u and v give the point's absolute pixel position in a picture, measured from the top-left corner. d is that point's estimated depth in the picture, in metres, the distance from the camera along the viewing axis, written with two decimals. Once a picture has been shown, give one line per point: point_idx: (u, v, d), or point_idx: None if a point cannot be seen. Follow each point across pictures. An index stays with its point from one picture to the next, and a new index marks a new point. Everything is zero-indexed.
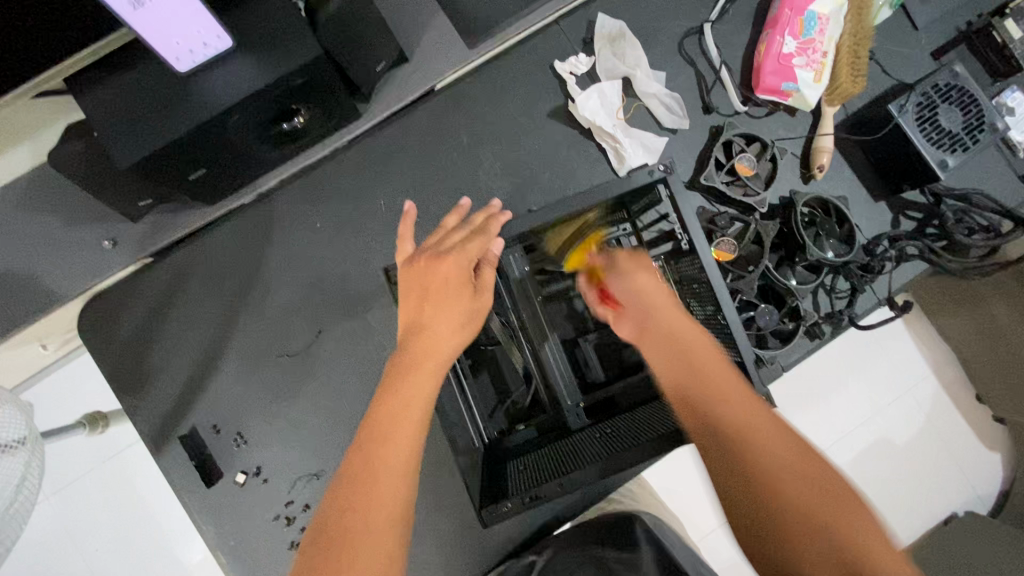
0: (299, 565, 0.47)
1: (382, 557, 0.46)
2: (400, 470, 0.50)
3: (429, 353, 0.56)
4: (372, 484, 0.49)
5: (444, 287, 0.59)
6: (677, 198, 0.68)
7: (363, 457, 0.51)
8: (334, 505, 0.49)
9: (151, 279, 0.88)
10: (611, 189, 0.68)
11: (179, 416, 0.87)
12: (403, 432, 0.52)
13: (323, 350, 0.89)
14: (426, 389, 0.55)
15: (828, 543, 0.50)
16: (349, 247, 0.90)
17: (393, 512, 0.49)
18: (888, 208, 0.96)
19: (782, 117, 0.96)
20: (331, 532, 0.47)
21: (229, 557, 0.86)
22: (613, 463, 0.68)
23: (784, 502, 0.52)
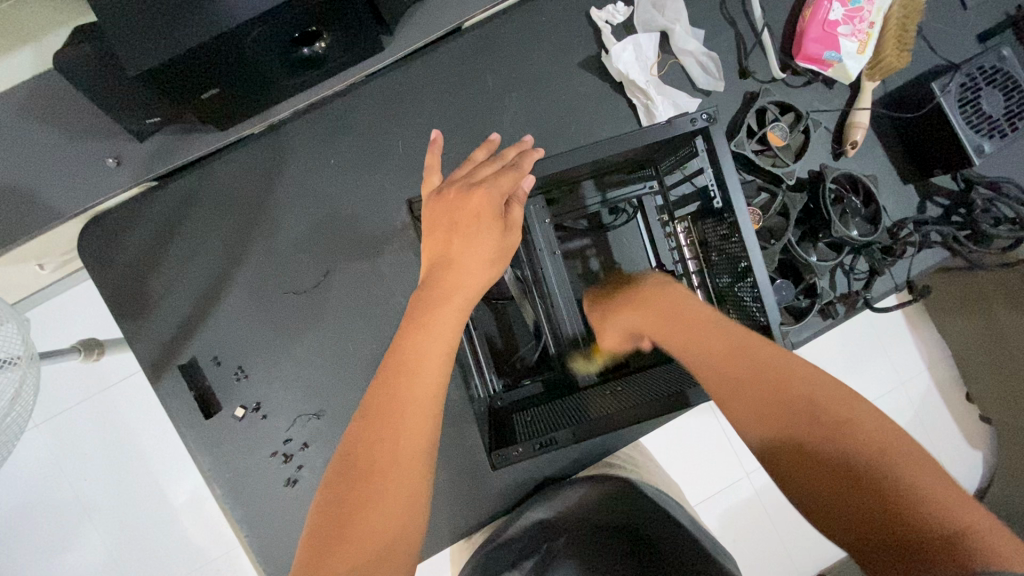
0: (323, 498, 0.47)
1: (407, 489, 0.47)
2: (423, 408, 0.49)
3: (456, 286, 0.53)
4: (396, 419, 0.48)
5: (474, 223, 0.54)
6: (715, 151, 0.64)
7: (387, 393, 0.49)
8: (357, 439, 0.48)
9: (156, 201, 0.85)
10: (646, 136, 0.65)
11: (179, 346, 0.85)
12: (429, 366, 0.50)
13: (331, 290, 0.87)
14: (451, 326, 0.52)
15: (847, 464, 0.50)
16: (362, 187, 0.87)
17: (418, 446, 0.48)
18: (916, 192, 0.94)
19: (819, 89, 0.93)
20: (355, 465, 0.46)
21: (223, 489, 0.85)
22: (625, 417, 0.67)
23: (828, 455, 0.52)
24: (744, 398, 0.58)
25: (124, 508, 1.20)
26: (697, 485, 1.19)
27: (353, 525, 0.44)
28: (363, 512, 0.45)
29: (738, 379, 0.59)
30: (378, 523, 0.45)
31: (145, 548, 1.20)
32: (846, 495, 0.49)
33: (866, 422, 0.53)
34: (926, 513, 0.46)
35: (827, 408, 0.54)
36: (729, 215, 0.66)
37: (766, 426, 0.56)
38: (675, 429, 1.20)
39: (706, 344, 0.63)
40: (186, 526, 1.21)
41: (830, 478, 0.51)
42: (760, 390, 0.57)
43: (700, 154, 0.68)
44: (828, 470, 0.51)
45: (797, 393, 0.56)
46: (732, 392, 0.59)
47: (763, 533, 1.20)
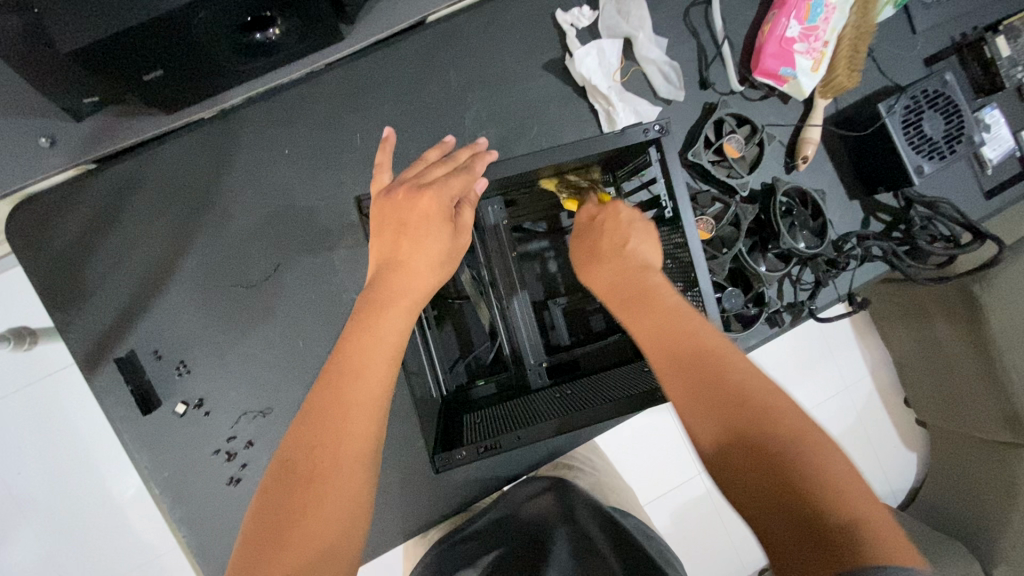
0: (259, 504, 0.45)
1: (350, 493, 0.45)
2: (367, 412, 0.47)
3: (404, 291, 0.50)
4: (339, 423, 0.46)
5: (425, 224, 0.51)
6: (667, 159, 0.65)
7: (330, 395, 0.47)
8: (297, 442, 0.46)
9: (96, 185, 0.81)
10: (601, 143, 0.65)
11: (116, 338, 0.81)
12: (375, 370, 0.48)
13: (282, 285, 0.84)
14: (397, 331, 0.50)
15: (777, 456, 0.42)
16: (318, 179, 0.85)
17: (363, 449, 0.47)
18: (860, 208, 0.98)
19: (775, 104, 0.95)
20: (296, 470, 0.45)
21: (161, 488, 0.82)
22: (572, 423, 0.67)
23: (755, 438, 0.44)
24: (678, 372, 0.50)
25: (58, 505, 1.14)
26: (649, 482, 1.22)
27: (291, 532, 0.43)
28: (303, 519, 0.43)
29: (670, 336, 0.52)
30: (318, 530, 0.43)
31: (79, 547, 1.15)
32: (757, 471, 0.42)
33: (795, 415, 0.45)
34: (837, 512, 0.39)
35: (757, 396, 0.46)
36: (678, 224, 0.68)
37: (704, 409, 0.47)
38: (629, 430, 1.22)
39: (650, 310, 0.56)
40: (125, 524, 1.16)
41: (740, 440, 0.44)
42: (691, 359, 0.50)
43: (653, 164, 0.69)
44: (738, 427, 0.45)
45: (731, 371, 0.48)
46: (663, 348, 0.52)
47: (708, 531, 1.24)
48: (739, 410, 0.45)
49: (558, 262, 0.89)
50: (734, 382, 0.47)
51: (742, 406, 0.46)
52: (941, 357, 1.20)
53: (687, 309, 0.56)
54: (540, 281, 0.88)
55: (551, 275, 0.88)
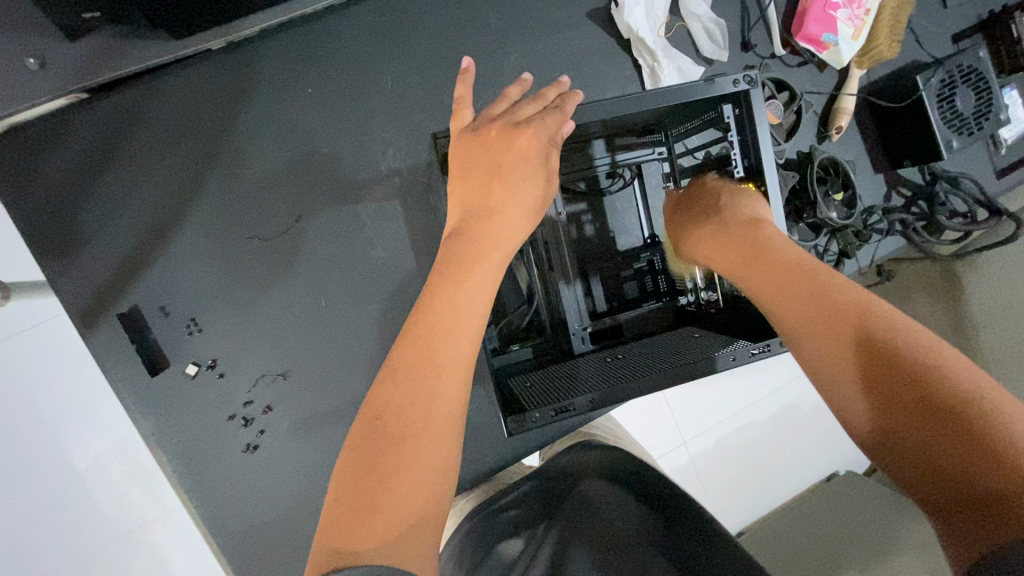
0: (345, 463, 0.42)
1: (440, 455, 0.43)
2: (457, 370, 0.44)
3: (495, 241, 0.45)
4: (429, 382, 0.43)
5: (519, 167, 0.46)
6: (751, 115, 0.63)
7: (420, 352, 0.43)
8: (383, 401, 0.43)
9: (93, 118, 0.71)
10: (687, 94, 0.61)
11: (116, 291, 0.72)
12: (464, 327, 0.44)
13: (304, 238, 0.78)
14: (487, 286, 0.45)
15: (913, 391, 0.41)
16: (344, 124, 0.78)
17: (452, 410, 0.44)
18: (885, 180, 0.99)
19: (812, 71, 0.94)
20: (386, 430, 0.42)
21: (170, 454, 0.75)
22: (640, 387, 0.64)
23: (883, 378, 0.43)
24: (798, 323, 0.51)
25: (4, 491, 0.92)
26: (658, 444, 1.21)
27: (383, 494, 0.40)
28: (394, 482, 0.41)
29: (794, 294, 0.53)
30: (410, 493, 0.41)
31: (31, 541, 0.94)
32: (898, 412, 0.41)
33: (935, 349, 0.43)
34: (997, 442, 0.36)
35: (885, 335, 0.45)
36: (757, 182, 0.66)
37: (825, 354, 0.48)
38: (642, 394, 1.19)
39: (769, 271, 0.56)
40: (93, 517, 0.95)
41: (877, 379, 0.43)
42: (827, 314, 0.49)
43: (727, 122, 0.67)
44: (871, 365, 0.44)
45: (855, 313, 0.48)
46: (793, 304, 0.52)
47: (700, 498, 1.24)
48: (864, 348, 0.45)
49: (594, 226, 0.85)
50: (855, 324, 0.47)
51: (868, 345, 0.45)
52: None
53: (808, 264, 0.55)
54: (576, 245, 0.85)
55: (587, 238, 0.84)
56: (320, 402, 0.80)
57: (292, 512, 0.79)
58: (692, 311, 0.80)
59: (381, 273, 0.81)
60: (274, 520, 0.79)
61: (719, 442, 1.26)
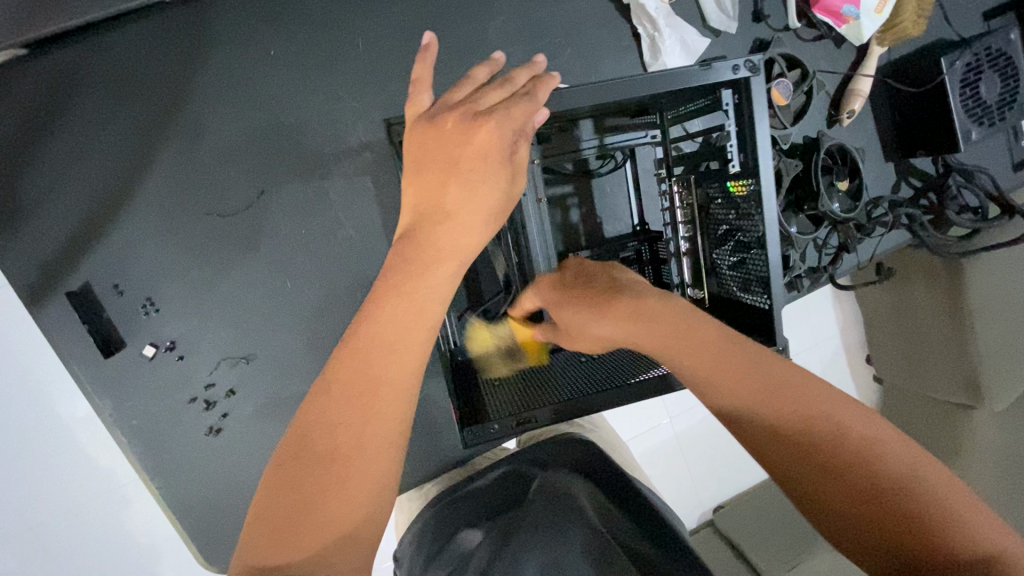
0: (271, 479, 0.39)
1: (376, 476, 0.39)
2: (399, 388, 0.40)
3: (449, 248, 0.42)
4: (366, 400, 0.39)
5: (479, 165, 0.43)
6: (751, 105, 0.59)
7: (358, 368, 0.39)
8: (316, 415, 0.39)
9: (29, 75, 0.64)
10: (681, 80, 0.57)
11: (64, 268, 0.68)
12: (409, 339, 0.41)
13: (268, 216, 0.73)
14: (439, 298, 0.42)
15: (875, 484, 0.39)
16: (311, 92, 0.72)
17: (393, 428, 0.40)
18: (895, 170, 0.93)
19: (827, 47, 0.86)
20: (314, 448, 0.38)
21: (129, 436, 0.73)
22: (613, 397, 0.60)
23: (846, 461, 0.40)
24: (746, 394, 0.44)
25: None
26: (634, 424, 1.18)
27: (307, 517, 0.37)
28: (322, 502, 0.37)
29: (727, 364, 0.46)
30: (339, 515, 0.38)
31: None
32: (854, 504, 0.39)
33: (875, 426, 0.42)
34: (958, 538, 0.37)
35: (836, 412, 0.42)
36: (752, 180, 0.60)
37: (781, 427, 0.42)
38: None
39: (695, 345, 0.47)
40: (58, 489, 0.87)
41: (836, 463, 0.40)
42: (773, 395, 0.44)
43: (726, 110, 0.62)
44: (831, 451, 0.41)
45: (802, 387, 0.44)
46: (737, 379, 0.45)
47: (673, 476, 1.22)
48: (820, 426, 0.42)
49: (580, 212, 0.81)
50: (809, 399, 0.43)
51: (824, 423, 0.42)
52: (910, 322, 1.15)
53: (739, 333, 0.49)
54: (560, 230, 0.80)
55: (571, 225, 0.81)
56: (285, 387, 0.77)
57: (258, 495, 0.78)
58: None
59: (351, 254, 0.76)
60: (238, 503, 0.77)
61: (703, 420, 1.24)
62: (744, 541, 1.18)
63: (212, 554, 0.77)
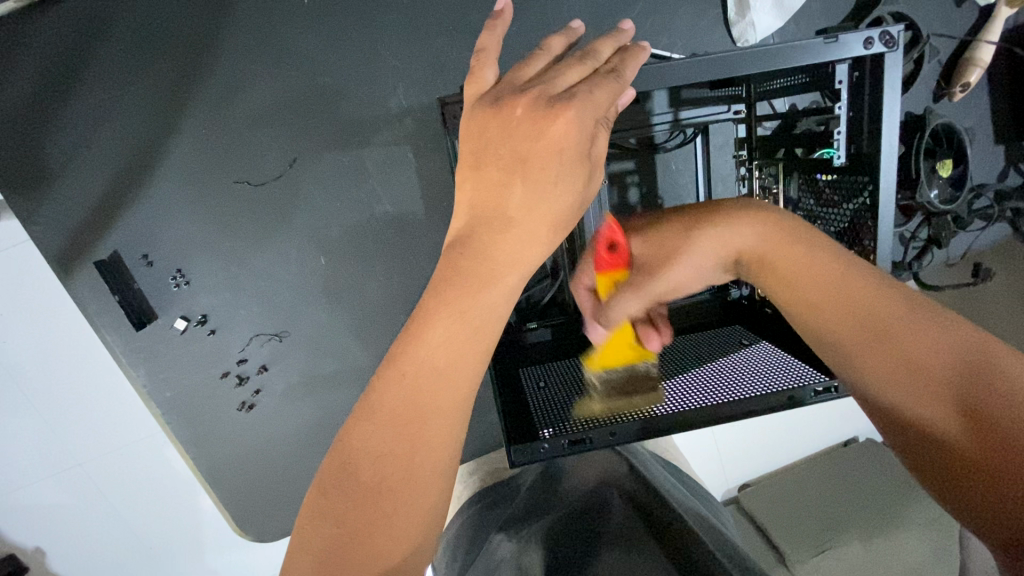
0: (312, 508, 0.35)
1: (424, 508, 0.36)
2: (449, 415, 0.36)
3: (510, 260, 0.37)
4: (415, 429, 0.35)
5: (551, 162, 0.36)
6: (876, 85, 0.48)
7: (404, 394, 0.35)
8: (358, 444, 0.35)
9: (44, 23, 0.59)
10: (795, 54, 0.46)
11: (94, 235, 0.65)
12: (463, 362, 0.36)
13: (301, 186, 0.67)
14: (498, 314, 0.37)
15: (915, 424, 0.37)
16: (348, 48, 0.64)
17: (441, 459, 0.36)
18: (1004, 155, 0.81)
19: (944, 6, 0.73)
20: (357, 479, 0.34)
21: (163, 409, 0.71)
22: (680, 417, 0.54)
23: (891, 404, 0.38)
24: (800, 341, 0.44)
25: None
26: None
27: (352, 553, 0.34)
28: (366, 539, 0.34)
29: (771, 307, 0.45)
30: (385, 551, 0.34)
31: None
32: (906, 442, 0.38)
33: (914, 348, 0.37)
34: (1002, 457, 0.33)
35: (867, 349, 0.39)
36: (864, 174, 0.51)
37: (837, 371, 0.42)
38: None
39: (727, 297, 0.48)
40: (97, 441, 0.88)
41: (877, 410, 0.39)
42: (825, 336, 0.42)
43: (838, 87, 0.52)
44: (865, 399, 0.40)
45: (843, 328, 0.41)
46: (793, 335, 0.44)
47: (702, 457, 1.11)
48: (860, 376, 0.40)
49: (639, 191, 0.75)
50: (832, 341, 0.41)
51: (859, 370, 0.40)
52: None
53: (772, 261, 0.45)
54: (616, 211, 0.74)
55: (629, 206, 0.74)
56: (317, 365, 0.74)
57: (290, 469, 0.77)
58: (743, 307, 0.69)
59: (388, 229, 0.71)
60: (273, 476, 0.77)
61: None
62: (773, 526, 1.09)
63: (247, 522, 0.78)
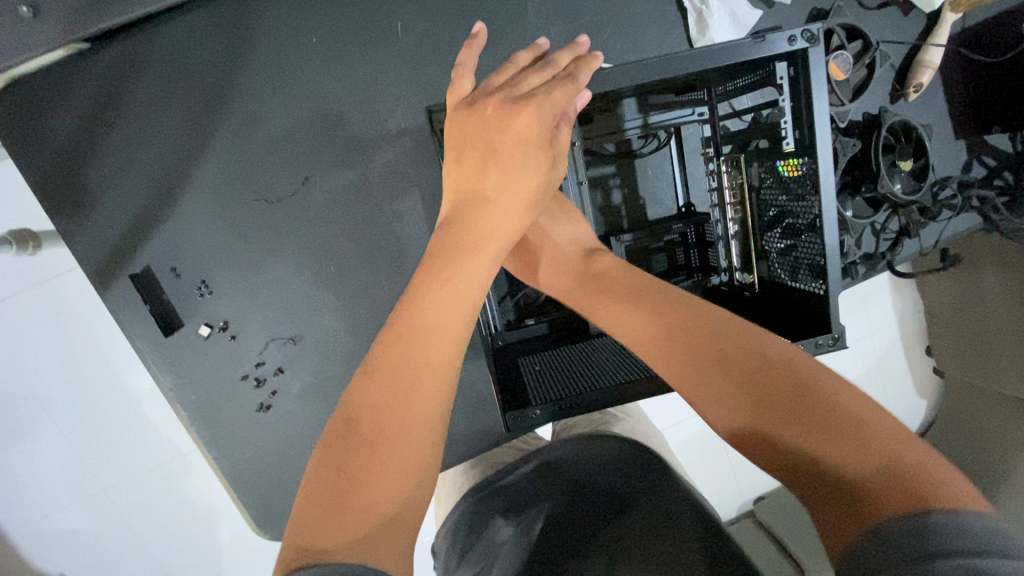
0: (319, 461, 0.40)
1: (417, 454, 0.41)
2: (439, 369, 0.43)
3: (489, 233, 0.46)
4: (409, 383, 0.41)
5: (518, 151, 0.47)
6: (808, 82, 0.56)
7: (399, 352, 0.42)
8: (362, 399, 0.41)
9: (90, 68, 0.68)
10: (732, 56, 0.55)
11: (128, 251, 0.72)
12: (450, 324, 0.43)
13: (311, 201, 0.75)
14: (479, 282, 0.45)
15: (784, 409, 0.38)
16: (352, 79, 0.73)
17: (432, 410, 0.42)
18: (965, 148, 0.86)
19: (892, 16, 0.80)
20: (360, 430, 0.40)
21: (188, 411, 0.77)
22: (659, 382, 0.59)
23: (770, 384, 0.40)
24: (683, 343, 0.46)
25: (36, 435, 0.98)
26: (676, 408, 1.16)
27: (355, 494, 0.38)
28: (366, 484, 0.39)
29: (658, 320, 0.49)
30: (381, 499, 0.39)
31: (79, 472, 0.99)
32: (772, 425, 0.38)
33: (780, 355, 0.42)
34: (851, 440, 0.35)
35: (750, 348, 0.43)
36: (808, 159, 0.58)
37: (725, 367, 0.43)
38: None
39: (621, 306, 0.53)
40: None
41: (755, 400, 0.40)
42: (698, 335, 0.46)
43: (782, 84, 0.59)
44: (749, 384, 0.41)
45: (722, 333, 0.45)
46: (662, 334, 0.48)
47: (702, 463, 1.17)
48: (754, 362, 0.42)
49: (622, 193, 0.81)
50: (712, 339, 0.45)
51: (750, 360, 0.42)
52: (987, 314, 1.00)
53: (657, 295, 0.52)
54: (600, 213, 0.80)
55: (613, 207, 0.80)
56: (329, 368, 0.80)
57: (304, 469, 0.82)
58: (724, 291, 0.74)
59: (389, 237, 0.77)
60: (289, 475, 0.82)
61: None
62: (785, 534, 1.10)
63: (265, 521, 0.82)
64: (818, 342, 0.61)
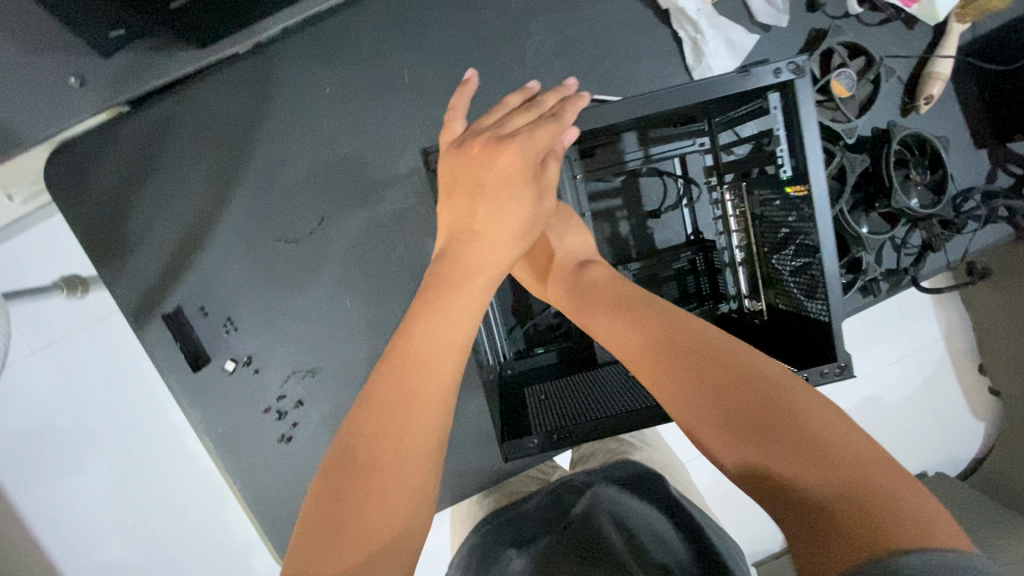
0: (317, 489, 0.41)
1: (412, 484, 0.42)
2: (434, 399, 0.43)
3: (479, 266, 0.49)
4: (404, 410, 0.42)
5: (503, 185, 0.50)
6: (798, 112, 0.56)
7: (395, 381, 0.43)
8: (360, 427, 0.42)
9: (129, 126, 0.75)
10: (719, 87, 0.56)
11: (163, 292, 0.77)
12: (444, 353, 0.45)
13: (328, 239, 0.79)
14: (469, 313, 0.47)
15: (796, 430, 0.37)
16: (364, 125, 0.77)
17: (428, 440, 0.43)
18: (987, 158, 0.83)
19: (895, 31, 0.80)
20: (356, 458, 0.41)
21: (216, 443, 0.81)
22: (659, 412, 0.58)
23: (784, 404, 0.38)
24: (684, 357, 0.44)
25: (83, 470, 1.03)
26: None
27: (351, 522, 0.39)
28: (360, 514, 0.39)
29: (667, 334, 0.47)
30: (376, 528, 0.39)
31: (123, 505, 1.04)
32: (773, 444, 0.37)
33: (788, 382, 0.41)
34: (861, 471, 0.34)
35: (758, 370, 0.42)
36: (801, 185, 0.58)
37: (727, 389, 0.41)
38: None
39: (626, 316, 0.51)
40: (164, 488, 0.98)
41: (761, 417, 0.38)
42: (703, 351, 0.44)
43: (773, 111, 0.59)
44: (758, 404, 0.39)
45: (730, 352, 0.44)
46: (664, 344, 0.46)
47: (732, 492, 1.13)
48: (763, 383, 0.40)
49: (629, 224, 0.82)
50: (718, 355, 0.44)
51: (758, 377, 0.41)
52: None
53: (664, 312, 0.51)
54: (607, 242, 0.81)
55: (621, 237, 0.81)
56: (347, 399, 0.82)
57: None
58: (733, 319, 0.74)
59: (401, 271, 0.80)
60: None
61: None
62: None
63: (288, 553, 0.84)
64: (826, 370, 0.59)
